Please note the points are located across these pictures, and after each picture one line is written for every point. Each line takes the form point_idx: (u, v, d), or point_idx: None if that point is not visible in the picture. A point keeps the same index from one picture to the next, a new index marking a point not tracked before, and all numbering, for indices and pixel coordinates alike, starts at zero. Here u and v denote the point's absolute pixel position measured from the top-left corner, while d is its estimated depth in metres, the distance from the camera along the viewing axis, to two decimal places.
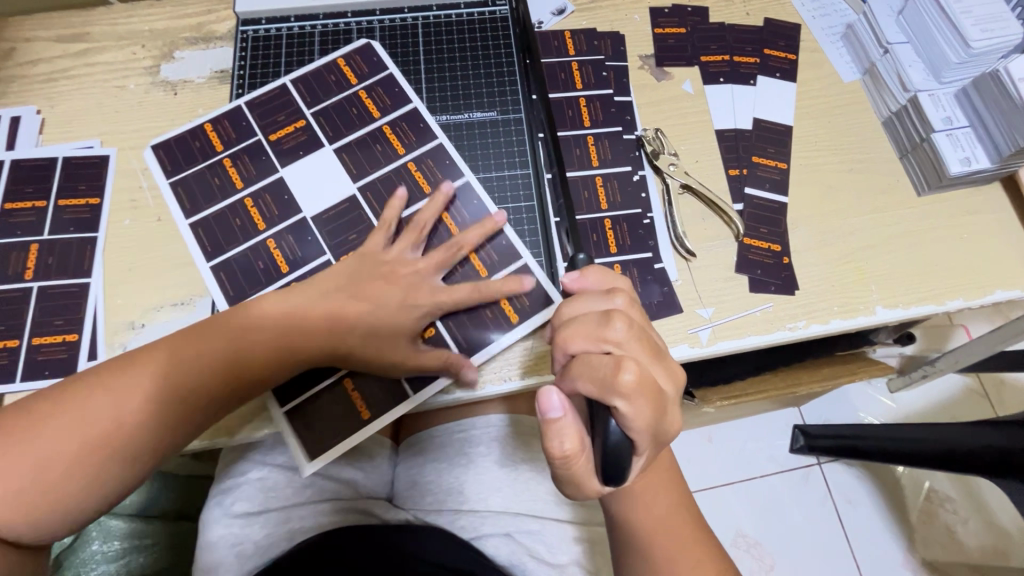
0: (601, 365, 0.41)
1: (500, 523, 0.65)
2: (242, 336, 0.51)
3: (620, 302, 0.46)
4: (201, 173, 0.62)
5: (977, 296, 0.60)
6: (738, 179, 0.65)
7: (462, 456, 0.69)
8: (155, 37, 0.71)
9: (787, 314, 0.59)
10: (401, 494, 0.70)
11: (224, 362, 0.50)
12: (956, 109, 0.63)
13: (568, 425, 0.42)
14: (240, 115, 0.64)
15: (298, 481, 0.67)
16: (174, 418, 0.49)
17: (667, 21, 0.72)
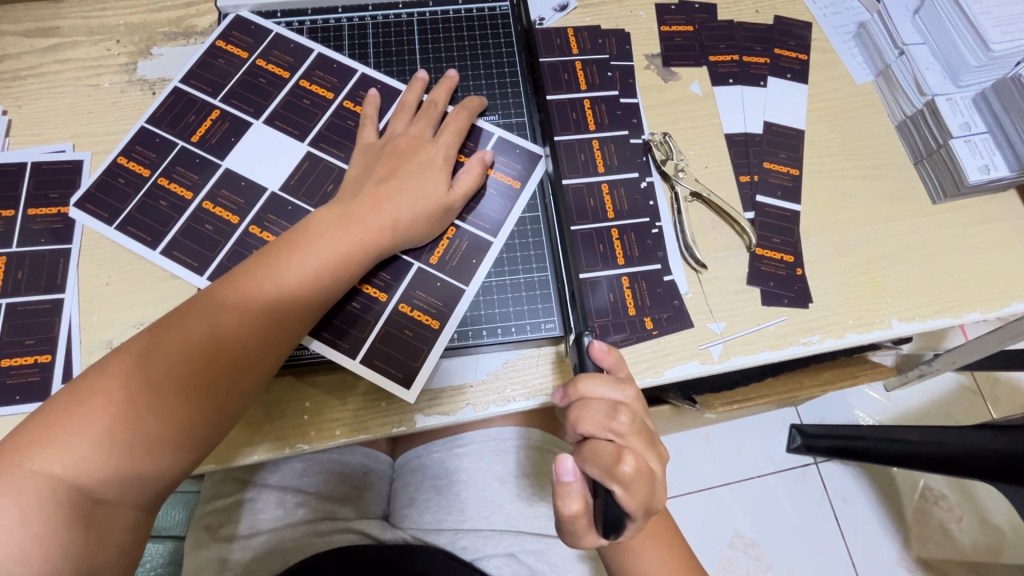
0: (603, 452, 0.41)
1: (503, 543, 0.61)
2: (274, 286, 0.47)
3: (631, 391, 0.43)
4: (174, 168, 0.57)
5: (994, 308, 0.59)
6: (750, 186, 0.62)
7: (463, 471, 0.67)
8: (131, 32, 0.67)
9: (801, 328, 0.57)
10: (399, 513, 0.67)
11: (260, 315, 0.47)
12: (974, 114, 0.60)
13: (571, 501, 0.41)
14: (194, 104, 0.60)
15: (289, 500, 0.64)
16: (212, 381, 0.45)
17: (674, 19, 0.69)
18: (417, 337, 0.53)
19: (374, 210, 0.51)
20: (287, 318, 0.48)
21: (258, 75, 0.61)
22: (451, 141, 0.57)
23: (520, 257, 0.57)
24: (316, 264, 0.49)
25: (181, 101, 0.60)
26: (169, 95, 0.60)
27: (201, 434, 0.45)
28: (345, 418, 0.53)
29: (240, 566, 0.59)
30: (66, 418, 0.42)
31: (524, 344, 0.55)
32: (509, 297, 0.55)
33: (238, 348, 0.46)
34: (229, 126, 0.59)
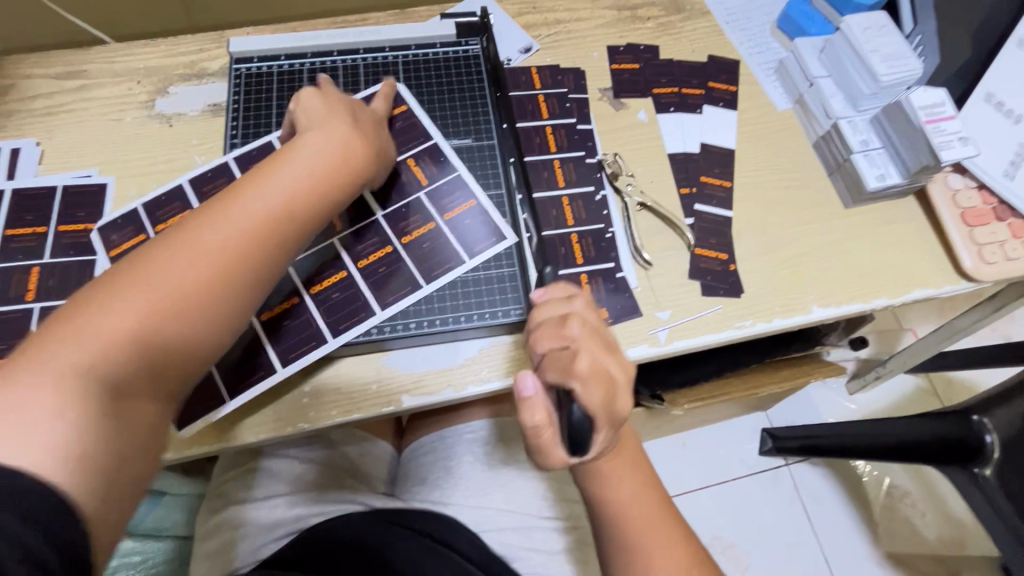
0: (560, 356, 0.48)
1: (502, 519, 0.69)
2: (271, 204, 0.51)
3: (579, 304, 0.53)
4: (196, 192, 0.66)
5: (899, 295, 0.69)
6: (689, 196, 0.73)
7: (471, 454, 0.75)
8: (150, 74, 0.76)
9: (736, 315, 0.66)
10: (410, 489, 0.75)
11: (258, 235, 0.50)
12: (870, 133, 0.72)
13: (535, 408, 0.48)
14: (181, 217, 0.64)
15: (296, 471, 0.74)
16: (218, 289, 0.47)
17: (622, 58, 0.81)
18: (403, 329, 0.62)
19: (333, 212, 0.55)
20: (280, 233, 0.51)
21: (229, 163, 0.67)
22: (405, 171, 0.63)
23: (491, 254, 0.66)
24: (308, 185, 0.53)
25: (170, 226, 0.64)
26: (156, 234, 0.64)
27: (206, 339, 0.47)
28: (341, 401, 0.60)
29: (256, 525, 0.68)
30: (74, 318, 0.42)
31: (498, 329, 0.63)
32: (483, 288, 0.64)
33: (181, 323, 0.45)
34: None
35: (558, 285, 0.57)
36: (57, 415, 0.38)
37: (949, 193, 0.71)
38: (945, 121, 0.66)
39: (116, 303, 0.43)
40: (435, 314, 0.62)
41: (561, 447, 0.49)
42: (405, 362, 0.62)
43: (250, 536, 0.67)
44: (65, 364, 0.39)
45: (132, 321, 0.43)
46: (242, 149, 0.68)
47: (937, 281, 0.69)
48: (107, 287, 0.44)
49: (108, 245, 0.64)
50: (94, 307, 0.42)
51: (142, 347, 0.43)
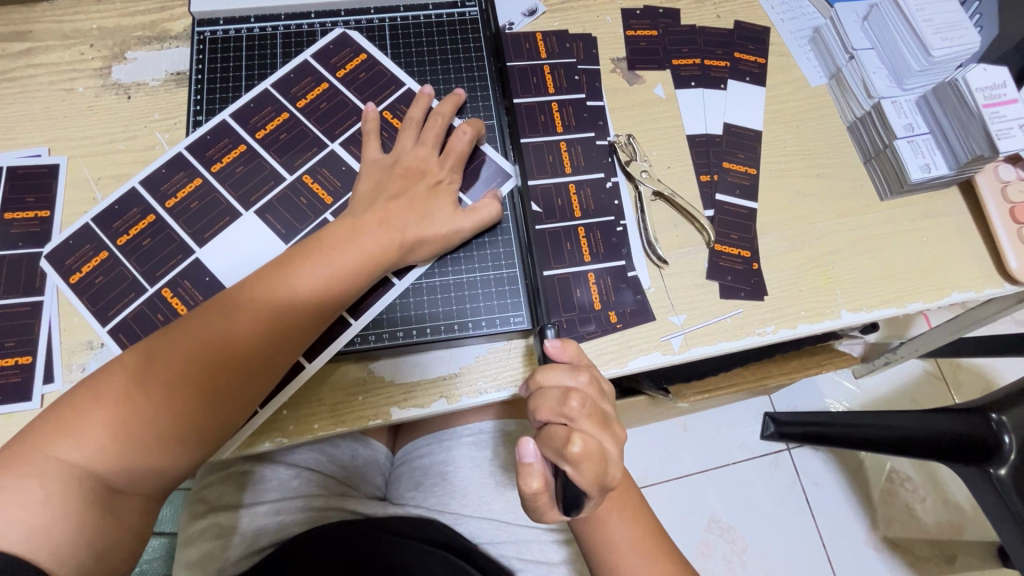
0: (555, 436, 0.45)
1: (500, 531, 0.66)
2: (335, 258, 0.51)
3: (583, 378, 0.47)
4: (161, 189, 0.59)
5: (935, 298, 0.63)
6: (710, 185, 0.65)
7: (468, 459, 0.71)
8: (104, 37, 0.67)
9: (757, 319, 0.60)
10: (404, 495, 0.71)
11: (314, 288, 0.50)
12: (917, 116, 0.64)
13: (532, 478, 0.45)
14: (150, 226, 0.58)
15: (282, 473, 0.70)
16: (273, 338, 0.49)
17: (639, 24, 0.72)
18: (390, 338, 0.56)
19: (388, 229, 0.54)
20: (338, 287, 0.51)
21: (181, 156, 0.60)
22: (402, 143, 0.59)
23: (489, 254, 0.59)
24: (372, 241, 0.53)
25: (139, 236, 0.58)
26: (125, 247, 0.58)
27: (251, 387, 0.49)
28: (321, 413, 0.55)
29: (242, 534, 0.65)
30: (160, 351, 0.47)
31: (495, 337, 0.58)
32: (479, 293, 0.58)
33: (249, 345, 0.48)
34: (196, 210, 0.59)
35: (571, 341, 0.51)
36: (114, 435, 0.44)
37: (999, 184, 0.64)
38: (1005, 105, 0.58)
39: (184, 345, 0.47)
40: (426, 322, 0.57)
41: (553, 511, 0.48)
42: (396, 372, 0.57)
43: (237, 545, 0.64)
44: (158, 388, 0.45)
45: (193, 365, 0.47)
46: (193, 136, 0.61)
47: (977, 284, 0.63)
48: (187, 328, 0.48)
49: (65, 271, 0.57)
50: (167, 349, 0.47)
51: (224, 367, 0.47)
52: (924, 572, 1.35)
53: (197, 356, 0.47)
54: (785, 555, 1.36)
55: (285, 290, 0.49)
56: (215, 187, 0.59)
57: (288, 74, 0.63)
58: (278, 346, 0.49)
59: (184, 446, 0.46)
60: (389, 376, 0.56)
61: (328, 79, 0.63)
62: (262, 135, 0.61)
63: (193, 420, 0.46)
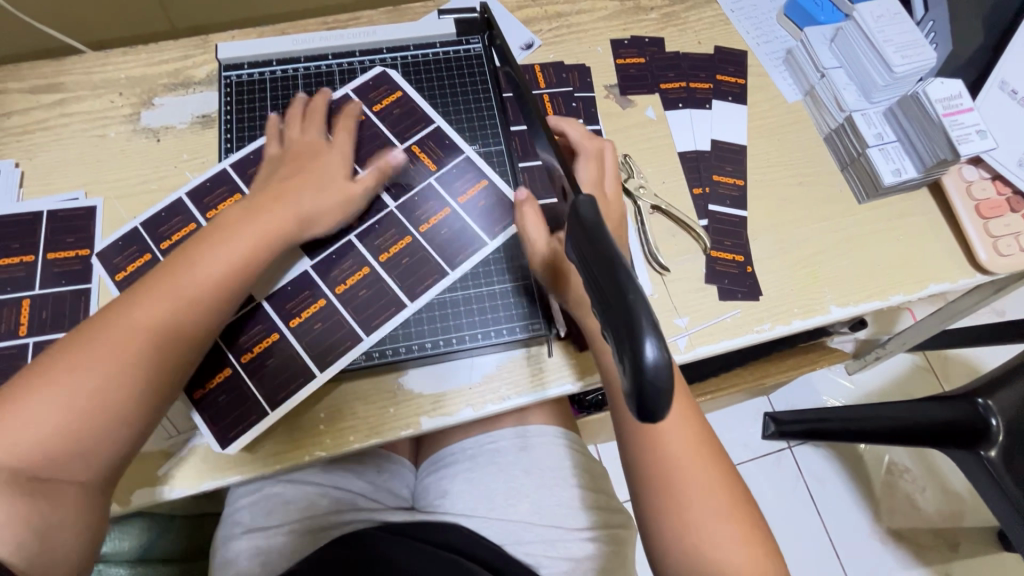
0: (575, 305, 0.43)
1: (530, 531, 0.69)
2: (260, 231, 0.56)
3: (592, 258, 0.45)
4: (204, 199, 0.64)
5: (914, 291, 0.68)
6: (703, 197, 0.71)
7: (492, 465, 0.74)
8: (132, 85, 0.72)
9: (755, 318, 0.65)
10: (431, 504, 0.74)
11: (237, 258, 0.54)
12: (885, 125, 0.70)
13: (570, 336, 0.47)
14: (188, 232, 0.63)
15: (312, 492, 0.73)
16: (206, 306, 0.52)
17: (628, 52, 0.78)
18: (418, 349, 0.60)
19: (280, 215, 0.57)
20: (252, 256, 0.55)
21: (225, 171, 0.65)
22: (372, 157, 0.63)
23: (507, 265, 0.64)
24: (239, 228, 0.56)
25: (177, 241, 0.63)
26: (164, 251, 0.62)
27: (187, 354, 0.52)
28: (358, 426, 0.59)
29: (280, 551, 0.68)
30: (95, 339, 0.49)
31: (515, 343, 0.62)
32: (499, 303, 0.62)
33: (179, 316, 0.51)
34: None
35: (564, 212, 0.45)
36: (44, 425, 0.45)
37: (964, 184, 0.70)
38: (962, 113, 0.65)
39: (120, 326, 0.50)
40: (451, 333, 0.61)
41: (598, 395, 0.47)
42: (424, 382, 0.60)
43: (277, 563, 0.67)
44: (96, 368, 0.48)
45: (128, 341, 0.49)
46: (239, 154, 0.66)
47: (952, 275, 0.69)
48: (119, 312, 0.51)
49: (112, 268, 0.62)
50: (107, 333, 0.49)
51: (157, 338, 0.50)
52: (929, 562, 1.39)
53: (135, 332, 0.50)
54: (794, 552, 1.38)
55: (196, 267, 0.53)
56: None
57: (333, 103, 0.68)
58: (212, 311, 0.53)
59: (117, 423, 0.48)
60: (418, 387, 0.60)
61: (366, 113, 0.68)
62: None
63: (127, 399, 0.48)
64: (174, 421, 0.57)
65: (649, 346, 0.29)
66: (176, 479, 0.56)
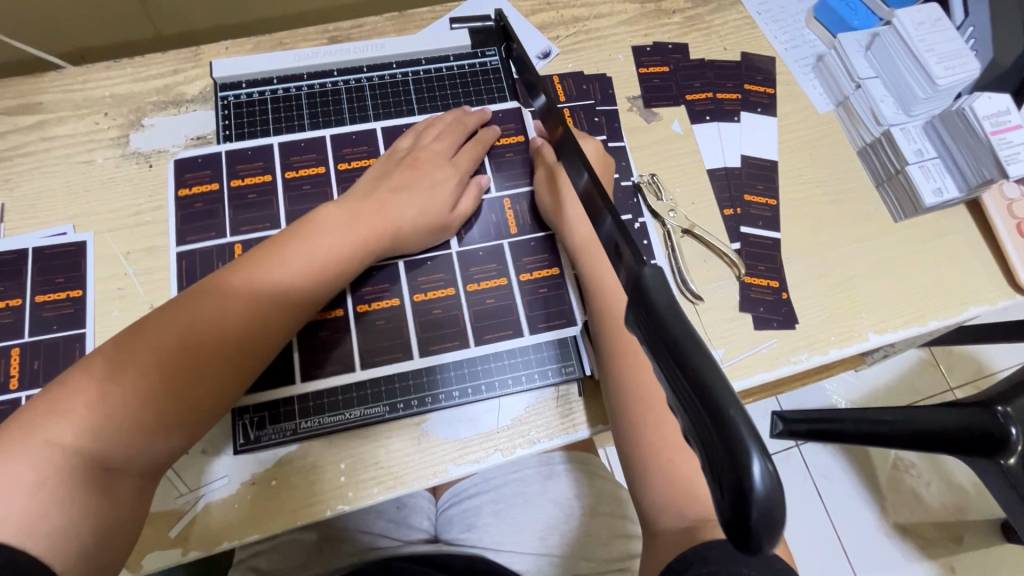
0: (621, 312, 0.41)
1: (560, 564, 0.67)
2: (350, 220, 0.55)
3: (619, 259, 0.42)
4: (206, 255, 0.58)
5: (954, 315, 0.66)
6: (734, 218, 0.67)
7: (517, 496, 0.73)
8: (119, 104, 0.66)
9: (792, 348, 0.63)
10: (456, 538, 0.72)
11: (328, 241, 0.54)
12: (926, 141, 0.67)
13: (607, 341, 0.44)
14: (209, 194, 0.60)
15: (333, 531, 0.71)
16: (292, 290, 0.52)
17: (651, 60, 0.74)
18: (445, 398, 0.57)
19: (370, 210, 0.56)
20: (344, 244, 0.55)
21: (271, 146, 0.62)
22: (468, 168, 0.62)
23: (537, 303, 0.61)
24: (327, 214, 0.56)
25: (196, 197, 0.60)
26: (179, 202, 0.60)
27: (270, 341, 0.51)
28: (381, 476, 0.55)
29: None
30: (181, 316, 0.47)
31: (545, 386, 0.59)
32: (528, 345, 0.59)
33: (270, 299, 0.50)
34: (249, 203, 0.60)
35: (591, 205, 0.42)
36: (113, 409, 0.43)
37: (1005, 202, 0.67)
38: (1010, 130, 0.62)
39: (209, 304, 0.48)
40: (481, 379, 0.58)
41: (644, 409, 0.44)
42: (449, 427, 0.57)
43: None
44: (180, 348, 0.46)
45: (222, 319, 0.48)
46: (290, 137, 0.62)
47: (992, 297, 0.67)
48: (207, 290, 0.49)
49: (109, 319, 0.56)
50: (193, 312, 0.48)
51: (244, 320, 0.49)
52: (933, 554, 1.40)
53: (223, 312, 0.48)
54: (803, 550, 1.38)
55: (290, 252, 0.52)
56: (278, 193, 0.61)
57: (351, 134, 0.63)
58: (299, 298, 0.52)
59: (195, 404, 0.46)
60: (444, 433, 0.57)
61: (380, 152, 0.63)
62: (345, 169, 0.62)
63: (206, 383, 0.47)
64: (185, 478, 0.54)
65: (754, 464, 0.25)
66: (184, 541, 0.52)
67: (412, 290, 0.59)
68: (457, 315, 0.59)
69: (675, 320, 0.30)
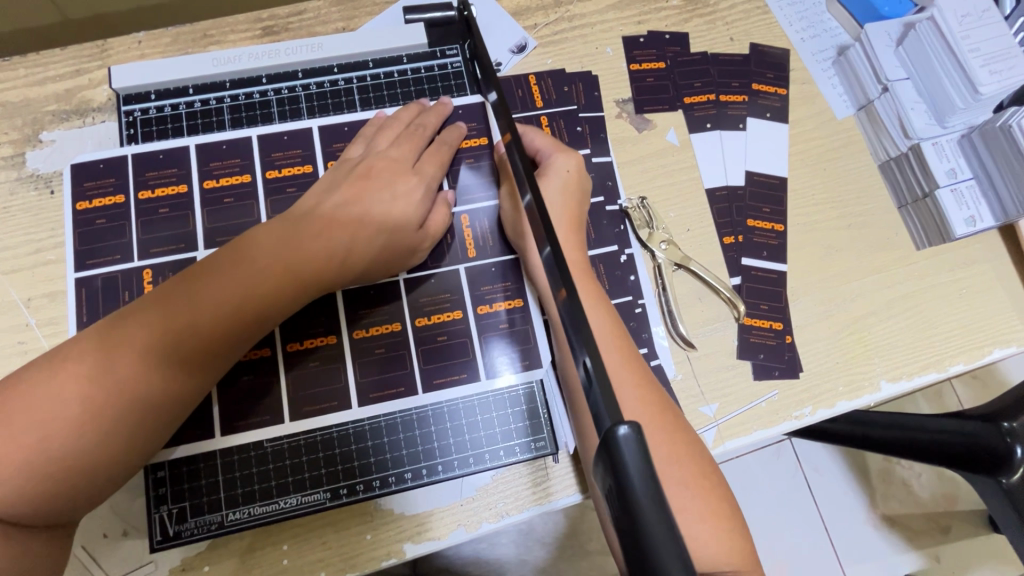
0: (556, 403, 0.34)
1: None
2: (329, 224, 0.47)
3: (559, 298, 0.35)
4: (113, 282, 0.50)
5: (977, 358, 0.58)
6: (735, 248, 0.59)
7: (503, 539, 0.79)
8: (10, 114, 0.56)
9: (794, 401, 0.56)
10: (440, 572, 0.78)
11: (306, 251, 0.45)
12: (960, 159, 0.59)
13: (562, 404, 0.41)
14: (112, 207, 0.51)
15: None
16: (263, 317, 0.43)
17: (644, 54, 0.63)
18: (397, 473, 0.49)
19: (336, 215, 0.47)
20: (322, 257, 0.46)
21: (186, 150, 0.52)
22: (433, 175, 0.52)
23: (506, 354, 0.52)
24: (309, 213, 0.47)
25: (97, 212, 0.51)
26: (78, 218, 0.51)
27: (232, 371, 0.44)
28: (329, 559, 0.49)
29: None
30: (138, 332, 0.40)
31: (513, 455, 0.51)
32: (492, 408, 0.51)
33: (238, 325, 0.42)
34: (160, 221, 0.51)
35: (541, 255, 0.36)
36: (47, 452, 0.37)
37: None
38: None
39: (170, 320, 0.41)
40: (436, 457, 0.50)
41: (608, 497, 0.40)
42: (402, 504, 0.50)
43: None
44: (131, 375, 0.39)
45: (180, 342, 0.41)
46: (208, 140, 0.52)
47: (1020, 337, 0.59)
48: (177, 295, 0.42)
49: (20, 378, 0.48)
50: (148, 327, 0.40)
51: (205, 343, 0.41)
52: (920, 545, 1.25)
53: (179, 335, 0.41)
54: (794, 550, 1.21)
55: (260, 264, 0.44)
56: (196, 208, 0.51)
57: (282, 136, 0.53)
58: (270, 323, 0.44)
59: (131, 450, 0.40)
60: (399, 509, 0.50)
61: (315, 162, 0.53)
62: (274, 179, 0.52)
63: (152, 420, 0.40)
64: (105, 565, 0.47)
65: None
66: None
67: (353, 326, 0.51)
68: (412, 367, 0.51)
69: (646, 501, 0.24)
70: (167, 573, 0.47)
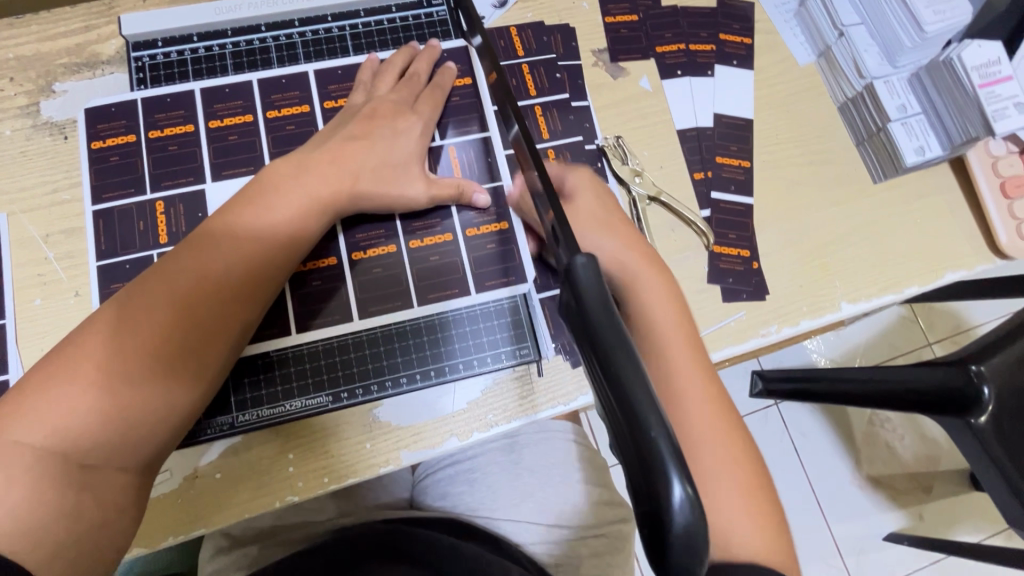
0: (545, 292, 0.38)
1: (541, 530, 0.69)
2: (333, 169, 0.50)
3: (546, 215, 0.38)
4: (127, 213, 0.54)
5: (930, 280, 0.63)
6: (705, 183, 0.63)
7: (495, 465, 0.72)
8: (25, 67, 0.59)
9: (761, 320, 0.60)
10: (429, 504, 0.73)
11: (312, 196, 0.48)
12: (910, 96, 0.63)
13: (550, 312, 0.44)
14: (124, 146, 0.55)
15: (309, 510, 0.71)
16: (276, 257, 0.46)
17: (618, 8, 0.67)
18: (393, 385, 0.53)
19: (341, 160, 0.50)
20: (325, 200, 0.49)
21: (191, 94, 0.56)
22: (429, 113, 0.56)
23: (491, 276, 0.56)
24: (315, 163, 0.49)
25: (110, 151, 0.55)
26: (92, 155, 0.54)
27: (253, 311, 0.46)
28: (332, 466, 0.52)
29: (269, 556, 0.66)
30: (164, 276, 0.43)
31: (499, 368, 0.55)
32: (480, 325, 0.55)
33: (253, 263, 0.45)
34: (169, 157, 0.55)
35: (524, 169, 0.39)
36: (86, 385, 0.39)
37: (989, 160, 0.64)
38: (999, 83, 0.59)
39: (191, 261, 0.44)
40: (430, 371, 0.54)
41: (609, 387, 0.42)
42: (398, 415, 0.54)
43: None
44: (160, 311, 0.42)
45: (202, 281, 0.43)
46: (212, 84, 0.56)
47: (970, 262, 0.64)
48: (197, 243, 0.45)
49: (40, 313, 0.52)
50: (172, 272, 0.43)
51: (226, 281, 0.44)
52: (905, 504, 1.28)
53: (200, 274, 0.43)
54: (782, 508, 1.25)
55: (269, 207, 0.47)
56: (202, 145, 0.55)
57: (281, 79, 0.57)
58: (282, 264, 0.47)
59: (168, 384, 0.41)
60: (396, 421, 0.53)
61: (313, 102, 0.57)
62: (274, 118, 0.56)
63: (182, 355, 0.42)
64: None
65: (673, 488, 0.25)
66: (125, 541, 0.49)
67: (350, 249, 0.55)
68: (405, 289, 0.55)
69: (607, 326, 0.28)
70: (181, 479, 0.51)
